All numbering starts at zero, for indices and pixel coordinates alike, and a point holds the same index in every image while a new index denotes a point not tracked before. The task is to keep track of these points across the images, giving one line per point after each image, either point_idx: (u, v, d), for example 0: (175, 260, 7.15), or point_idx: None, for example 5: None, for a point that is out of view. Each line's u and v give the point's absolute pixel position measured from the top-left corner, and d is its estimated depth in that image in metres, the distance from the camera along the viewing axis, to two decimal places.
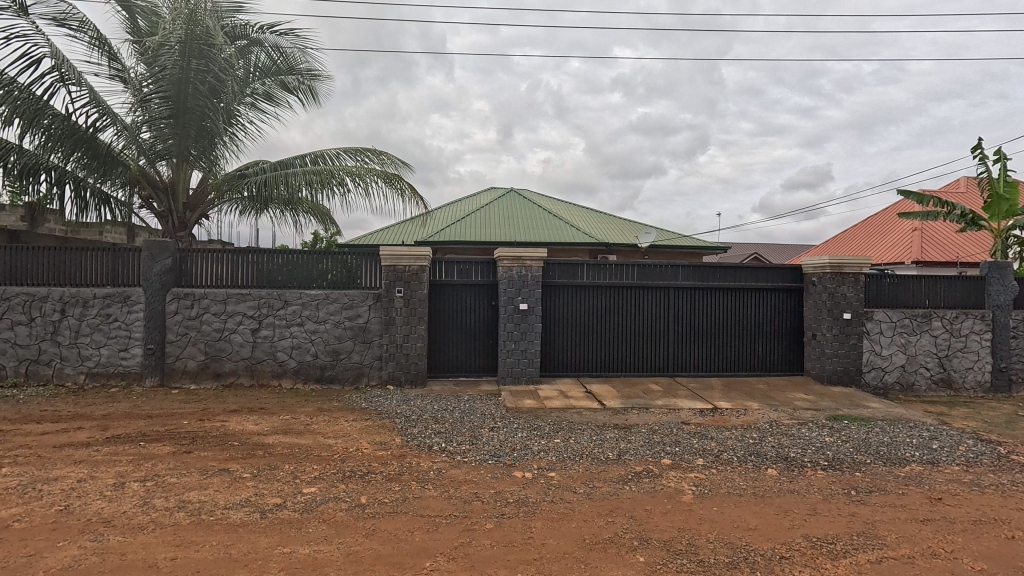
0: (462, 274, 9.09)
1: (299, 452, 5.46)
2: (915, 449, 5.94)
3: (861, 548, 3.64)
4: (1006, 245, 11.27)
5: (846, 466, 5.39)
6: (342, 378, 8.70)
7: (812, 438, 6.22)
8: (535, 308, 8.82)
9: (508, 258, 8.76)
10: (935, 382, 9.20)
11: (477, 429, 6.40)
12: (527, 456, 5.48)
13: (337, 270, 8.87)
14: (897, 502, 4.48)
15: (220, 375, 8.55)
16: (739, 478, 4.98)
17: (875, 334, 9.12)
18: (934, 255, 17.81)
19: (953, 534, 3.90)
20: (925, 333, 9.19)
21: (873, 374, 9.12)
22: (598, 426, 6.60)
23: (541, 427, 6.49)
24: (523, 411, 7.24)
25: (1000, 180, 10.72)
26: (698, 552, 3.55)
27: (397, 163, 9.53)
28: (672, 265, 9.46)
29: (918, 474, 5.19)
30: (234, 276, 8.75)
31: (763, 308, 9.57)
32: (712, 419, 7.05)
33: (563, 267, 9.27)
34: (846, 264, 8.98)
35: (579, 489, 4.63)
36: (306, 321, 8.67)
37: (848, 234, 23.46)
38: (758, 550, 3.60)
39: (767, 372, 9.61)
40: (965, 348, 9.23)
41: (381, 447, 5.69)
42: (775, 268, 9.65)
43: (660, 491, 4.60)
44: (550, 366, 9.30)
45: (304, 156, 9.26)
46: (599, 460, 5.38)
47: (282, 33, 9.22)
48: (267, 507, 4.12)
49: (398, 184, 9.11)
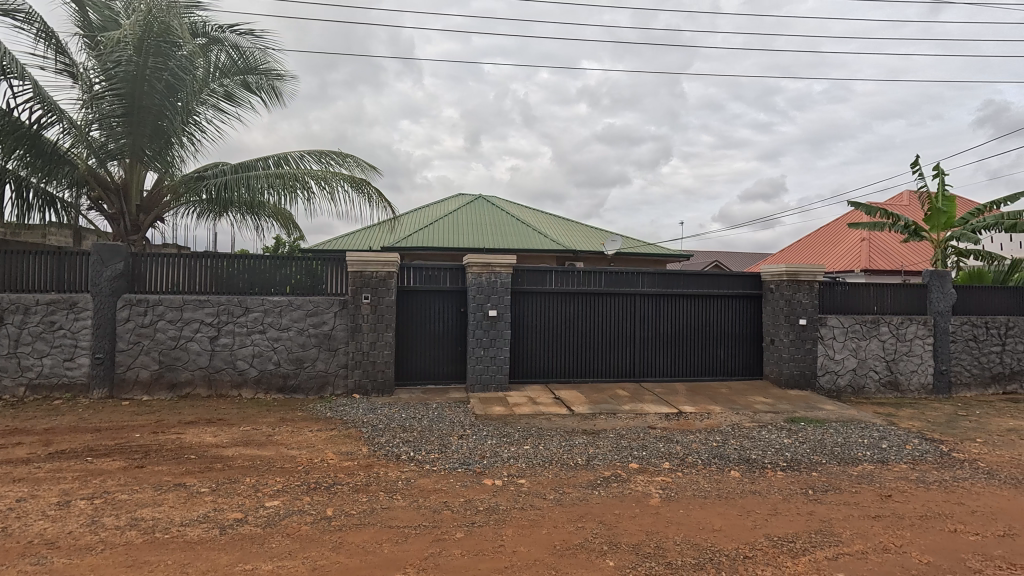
0: (431, 280, 9.02)
1: (262, 464, 5.28)
2: (867, 448, 6.24)
3: (819, 546, 3.79)
4: (946, 254, 12.02)
5: (803, 466, 5.60)
6: (305, 387, 8.47)
7: (772, 440, 6.45)
8: (504, 314, 8.82)
9: (476, 265, 8.75)
10: (883, 385, 9.68)
11: (446, 437, 6.33)
12: (497, 464, 5.46)
13: (302, 274, 8.65)
14: (851, 500, 4.69)
15: (175, 386, 8.18)
16: (703, 480, 5.10)
17: (829, 339, 9.55)
18: (881, 263, 18.88)
19: (903, 529, 4.11)
20: (874, 337, 9.68)
21: (828, 377, 9.53)
22: (567, 432, 6.65)
23: (510, 434, 6.48)
24: (493, 419, 7.21)
25: (938, 195, 11.50)
26: (667, 555, 3.62)
27: (364, 168, 9.40)
28: (638, 272, 9.64)
29: (870, 473, 5.45)
30: (192, 282, 8.41)
31: (723, 315, 9.87)
32: (677, 423, 7.21)
33: (532, 273, 9.33)
34: (801, 273, 9.36)
35: (550, 495, 4.64)
36: (268, 329, 8.41)
37: (802, 242, 24.65)
38: (724, 551, 3.68)
39: (728, 377, 9.92)
40: (910, 352, 9.77)
41: (347, 457, 5.56)
42: (736, 276, 9.95)
43: (628, 495, 4.67)
44: (519, 372, 9.31)
45: (266, 159, 9.04)
46: (568, 466, 5.42)
47: (243, 32, 8.96)
48: (227, 522, 3.96)
49: (366, 189, 9.00)
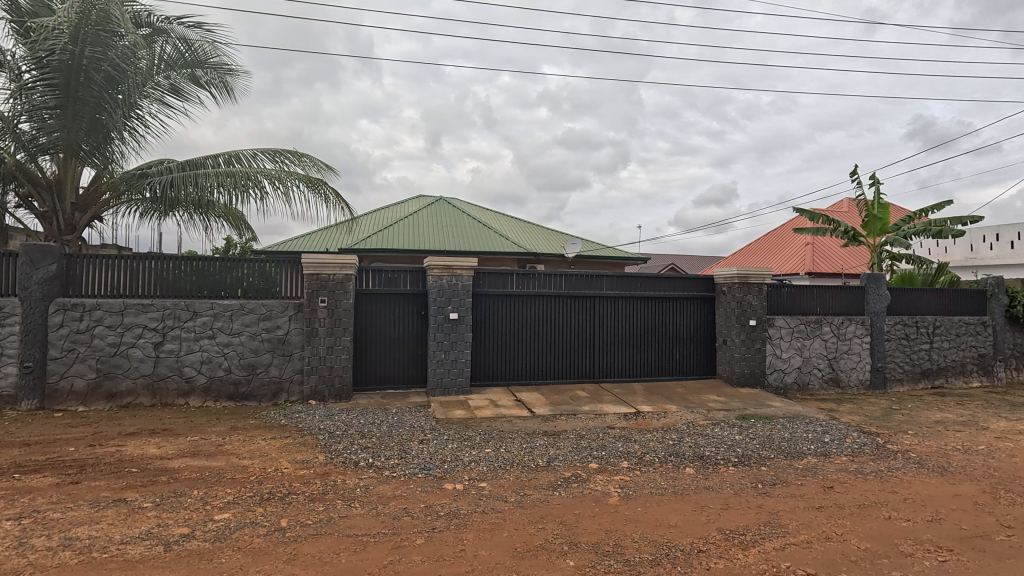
0: (391, 283, 8.88)
1: (211, 475, 5.05)
2: (811, 443, 6.57)
3: (768, 537, 3.96)
4: (881, 258, 12.82)
5: (753, 461, 5.85)
6: (258, 394, 8.16)
7: (724, 437, 6.70)
8: (465, 317, 8.78)
9: (438, 266, 8.65)
10: (826, 382, 10.23)
11: (406, 442, 6.24)
12: (457, 468, 5.43)
13: (255, 277, 8.34)
14: (797, 492, 4.92)
15: (115, 396, 7.71)
16: (660, 478, 5.24)
17: (776, 339, 10.01)
18: (823, 267, 19.98)
19: (843, 517, 4.35)
20: (817, 337, 10.21)
21: (775, 375, 9.98)
22: (528, 434, 6.69)
23: (472, 438, 6.46)
24: (454, 422, 7.16)
25: (875, 203, 12.27)
26: (625, 552, 3.69)
27: (321, 168, 9.17)
28: (598, 274, 9.81)
29: (814, 466, 5.75)
30: (133, 285, 7.95)
31: (679, 316, 10.19)
32: (635, 423, 7.38)
33: (493, 276, 9.34)
34: (751, 275, 9.76)
35: (511, 498, 4.65)
36: (218, 334, 8.06)
37: (752, 246, 25.76)
38: (679, 546, 3.80)
39: (683, 376, 10.23)
40: (850, 350, 10.36)
41: (303, 465, 5.39)
42: (691, 278, 10.29)
43: (588, 495, 4.74)
44: (480, 375, 9.29)
45: (216, 156, 8.68)
46: (529, 468, 5.45)
47: (191, 25, 8.58)
48: (172, 538, 3.76)
49: (322, 189, 8.78)
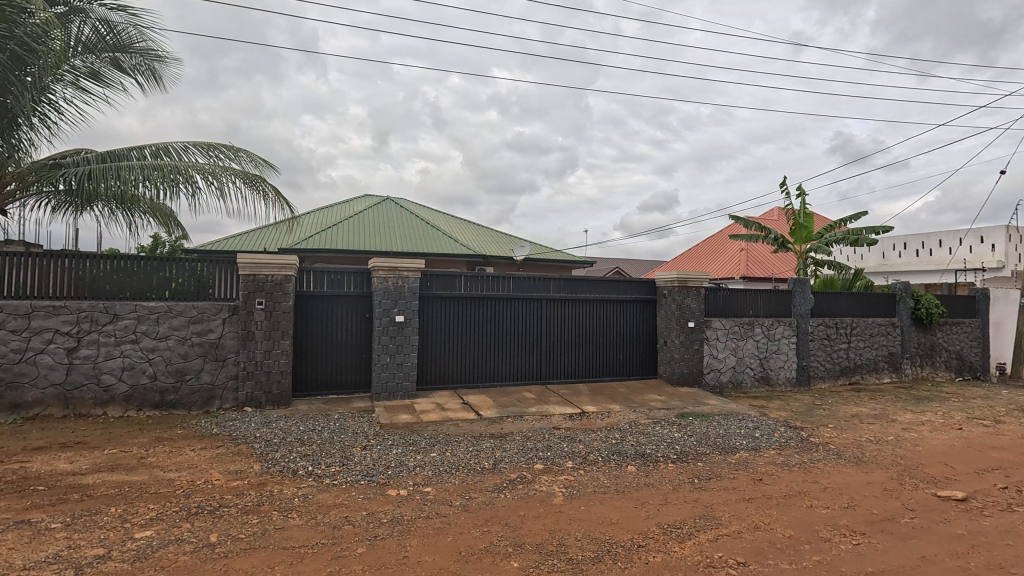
0: (334, 284, 8.61)
1: (131, 491, 4.69)
2: (743, 438, 6.94)
3: (702, 529, 4.14)
4: (806, 264, 13.75)
5: (690, 457, 6.10)
6: (187, 402, 7.67)
7: (664, 435, 6.96)
8: (411, 320, 8.64)
9: (383, 269, 8.49)
10: (757, 380, 10.84)
11: (348, 449, 6.06)
12: (402, 473, 5.33)
13: (184, 277, 7.83)
14: (730, 485, 5.18)
15: (19, 407, 7.01)
16: (603, 477, 5.36)
17: (713, 340, 10.51)
18: (756, 271, 21.20)
19: (771, 507, 4.63)
20: (749, 338, 10.80)
21: (712, 374, 10.47)
22: (475, 437, 6.67)
23: (417, 442, 6.36)
24: (398, 427, 7.02)
25: (801, 212, 13.15)
26: (568, 551, 3.75)
27: (259, 164, 8.77)
28: (545, 277, 9.94)
29: (745, 460, 6.08)
30: (42, 285, 7.26)
31: (622, 318, 10.49)
32: (580, 423, 7.52)
33: (441, 278, 9.25)
34: (690, 279, 10.20)
35: (455, 501, 4.61)
36: (142, 338, 7.51)
37: (691, 251, 26.95)
38: (620, 542, 3.90)
39: (627, 377, 10.54)
40: (778, 350, 11.04)
41: (235, 476, 5.11)
42: (634, 282, 10.62)
43: (533, 496, 4.79)
44: (426, 379, 9.17)
45: (142, 148, 8.11)
46: (475, 471, 5.43)
47: (114, 6, 7.97)
48: (85, 560, 3.46)
49: (261, 186, 8.39)
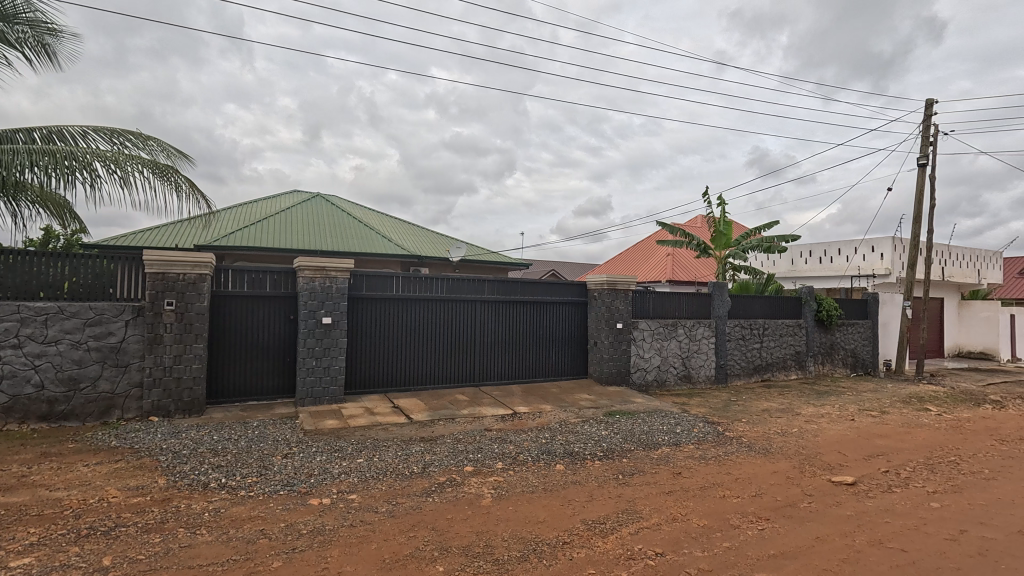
0: (254, 284, 8.13)
1: (7, 515, 4.16)
2: (665, 434, 7.30)
3: (624, 523, 4.30)
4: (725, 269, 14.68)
5: (616, 454, 6.32)
6: (81, 413, 6.95)
7: (592, 433, 7.16)
8: (339, 321, 8.34)
9: (309, 268, 8.11)
10: (680, 378, 11.43)
11: (268, 458, 5.74)
12: (325, 481, 5.12)
13: (79, 275, 7.09)
14: (651, 480, 5.42)
15: None
16: (532, 476, 5.44)
17: (640, 341, 10.96)
18: (681, 274, 22.39)
19: (687, 499, 4.89)
20: (673, 338, 11.37)
21: (639, 373, 10.92)
22: (404, 441, 6.54)
23: (343, 448, 6.13)
24: (324, 433, 6.75)
25: (721, 220, 14.03)
26: (494, 552, 3.76)
27: (172, 154, 8.13)
28: (479, 279, 9.93)
29: (667, 454, 6.39)
30: None
31: (555, 320, 10.71)
32: (512, 424, 7.59)
33: (372, 279, 9.00)
34: (619, 282, 10.57)
35: (381, 508, 4.49)
36: (26, 343, 6.72)
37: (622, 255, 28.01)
38: (546, 540, 3.97)
39: (558, 377, 10.75)
40: (699, 349, 11.71)
41: (137, 493, 4.69)
42: (566, 284, 10.87)
43: (462, 499, 4.76)
44: (355, 383, 8.89)
45: (30, 131, 7.26)
46: (403, 475, 5.32)
47: None
48: None
49: (172, 177, 7.78)
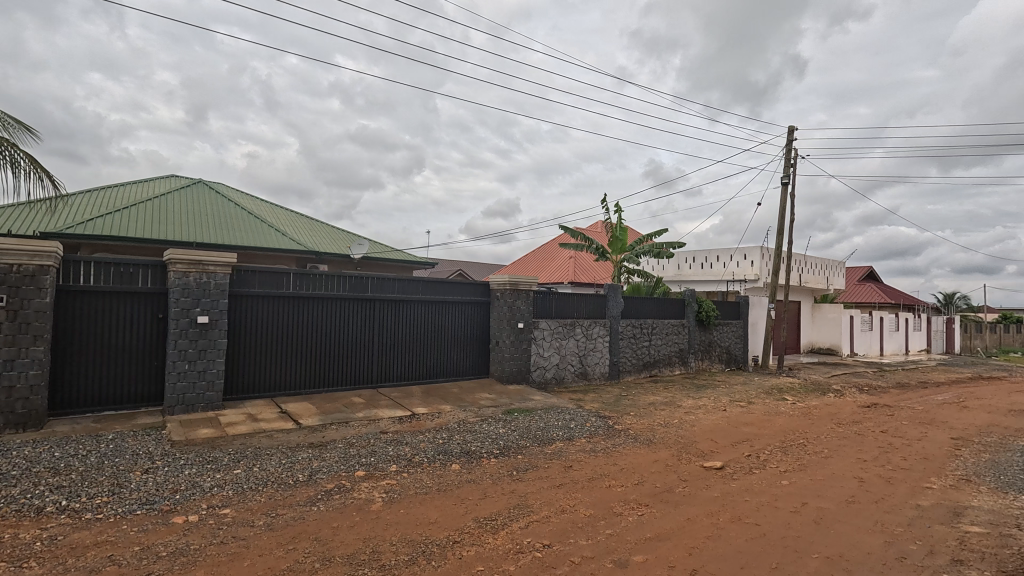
0: (114, 279, 7.17)
1: None
2: (560, 429, 7.57)
3: (515, 519, 4.38)
4: (620, 272, 15.57)
5: (512, 451, 6.43)
6: None
7: (489, 431, 7.23)
8: (218, 321, 7.62)
9: (181, 262, 7.33)
10: (577, 375, 11.93)
11: (124, 474, 5.08)
12: (194, 496, 4.64)
13: None
14: (544, 474, 5.59)
15: None
16: (426, 477, 5.35)
17: (540, 340, 11.27)
18: (581, 276, 23.46)
19: (576, 491, 5.10)
20: (571, 337, 11.84)
21: (538, 372, 11.22)
22: (290, 448, 6.13)
23: (218, 459, 5.60)
24: (196, 444, 6.12)
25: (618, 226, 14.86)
26: (381, 557, 3.65)
27: (7, 124, 6.91)
28: (379, 277, 9.61)
29: (560, 449, 6.62)
30: None
31: (457, 320, 10.68)
32: (409, 425, 7.42)
33: (258, 275, 8.33)
34: (520, 283, 10.75)
35: (258, 521, 4.16)
36: None
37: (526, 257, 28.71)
38: (435, 541, 3.93)
39: (459, 377, 10.74)
40: (595, 348, 12.30)
41: None
42: (469, 284, 10.87)
43: (350, 505, 4.56)
44: (237, 388, 8.20)
45: None
46: (286, 485, 4.98)
47: None
48: None
49: (6, 151, 6.61)
